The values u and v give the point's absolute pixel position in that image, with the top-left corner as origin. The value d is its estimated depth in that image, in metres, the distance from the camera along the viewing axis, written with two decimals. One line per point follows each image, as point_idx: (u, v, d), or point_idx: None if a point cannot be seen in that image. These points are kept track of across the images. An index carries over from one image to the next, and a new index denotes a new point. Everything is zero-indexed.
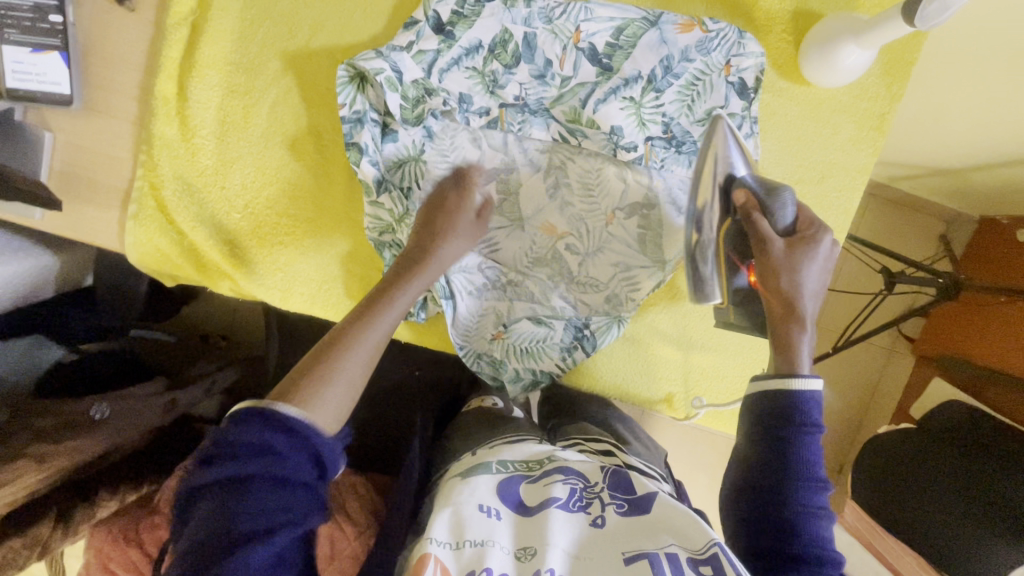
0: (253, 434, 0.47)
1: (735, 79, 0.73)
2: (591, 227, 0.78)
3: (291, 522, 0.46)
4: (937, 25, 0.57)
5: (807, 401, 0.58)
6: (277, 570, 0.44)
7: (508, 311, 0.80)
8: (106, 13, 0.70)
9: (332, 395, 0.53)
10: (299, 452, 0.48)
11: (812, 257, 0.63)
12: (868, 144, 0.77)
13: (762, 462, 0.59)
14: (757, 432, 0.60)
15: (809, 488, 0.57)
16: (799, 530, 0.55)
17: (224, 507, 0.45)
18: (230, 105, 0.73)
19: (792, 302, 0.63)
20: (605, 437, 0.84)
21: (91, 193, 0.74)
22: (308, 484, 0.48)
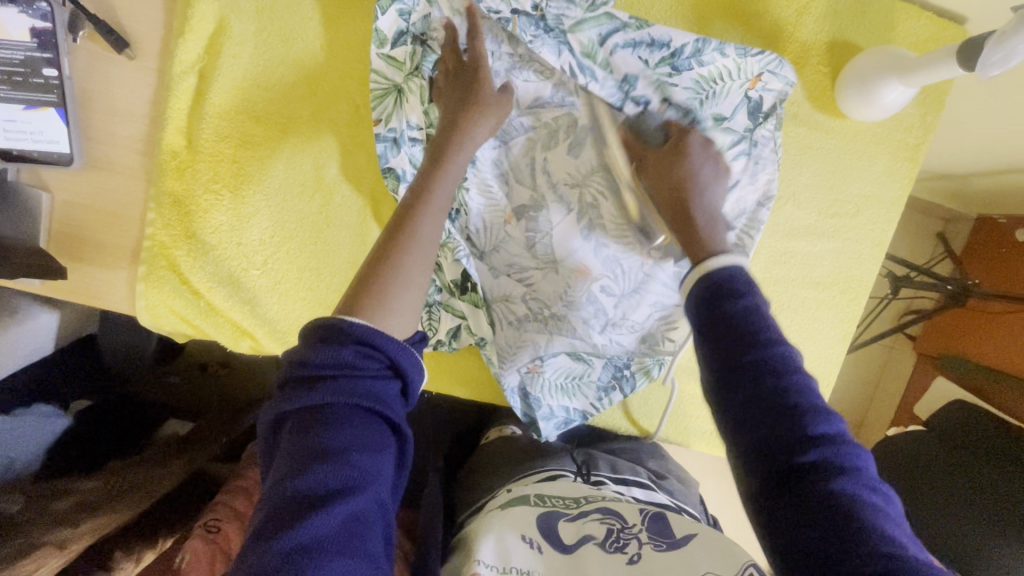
0: (333, 353, 0.47)
1: (756, 95, 0.70)
2: (627, 268, 0.74)
3: (370, 449, 0.46)
4: (994, 75, 0.55)
5: (727, 275, 0.56)
6: (356, 527, 0.42)
7: (547, 344, 0.76)
8: (105, 64, 0.65)
9: (402, 309, 0.53)
10: (376, 361, 0.49)
11: (691, 149, 0.67)
12: (903, 176, 0.76)
13: (733, 368, 0.50)
14: (708, 342, 0.53)
15: (780, 354, 0.49)
16: (801, 411, 0.46)
17: (309, 436, 0.45)
18: (243, 157, 0.68)
19: (676, 184, 0.66)
20: (638, 478, 0.81)
21: (96, 254, 0.69)
22: (390, 406, 0.49)
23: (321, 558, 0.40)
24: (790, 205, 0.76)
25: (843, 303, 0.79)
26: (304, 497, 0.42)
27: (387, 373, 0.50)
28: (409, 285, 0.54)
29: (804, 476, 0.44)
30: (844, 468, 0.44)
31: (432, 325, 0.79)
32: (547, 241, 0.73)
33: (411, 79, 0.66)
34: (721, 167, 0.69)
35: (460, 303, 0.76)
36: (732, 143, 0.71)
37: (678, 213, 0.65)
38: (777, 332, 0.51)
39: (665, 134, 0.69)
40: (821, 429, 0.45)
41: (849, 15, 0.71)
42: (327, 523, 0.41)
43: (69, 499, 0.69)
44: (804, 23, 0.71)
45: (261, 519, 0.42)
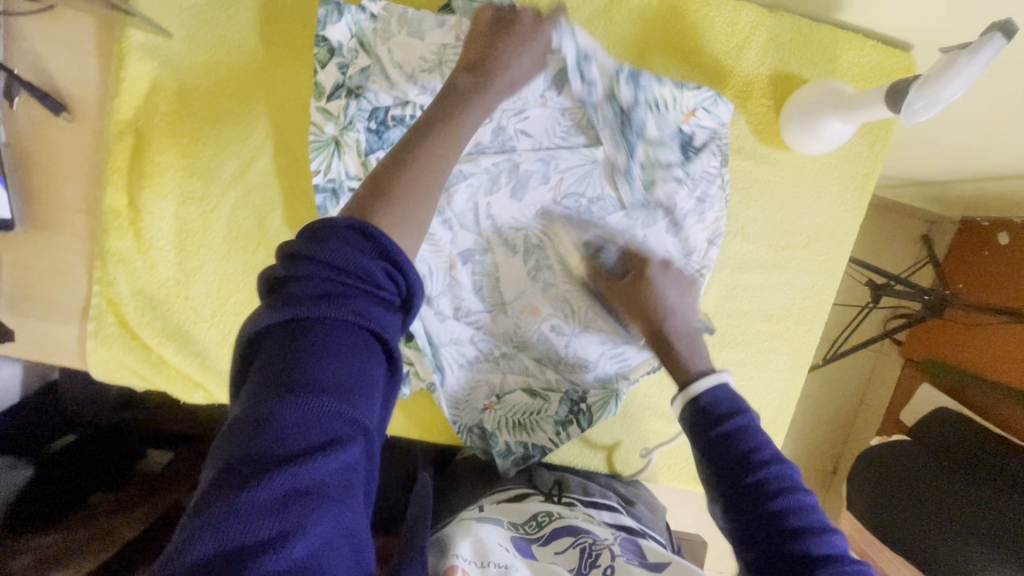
0: (344, 259, 0.41)
1: (689, 130, 0.70)
2: (575, 307, 0.74)
3: (375, 386, 0.41)
4: (921, 120, 0.55)
5: (720, 391, 0.56)
6: (353, 475, 0.39)
7: (501, 383, 0.76)
8: (44, 126, 0.65)
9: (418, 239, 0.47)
10: (392, 283, 0.44)
11: (654, 281, 0.68)
12: (855, 207, 0.75)
13: (733, 493, 0.51)
14: (708, 460, 0.54)
15: (780, 475, 0.50)
16: (806, 539, 0.47)
17: (301, 360, 0.39)
18: (187, 213, 0.69)
19: (647, 311, 0.67)
20: (607, 501, 0.77)
21: (46, 311, 0.69)
22: (394, 340, 0.43)
23: (316, 508, 0.36)
24: (739, 239, 0.76)
25: (799, 334, 0.78)
26: (295, 435, 0.37)
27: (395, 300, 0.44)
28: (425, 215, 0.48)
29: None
30: None
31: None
32: (495, 283, 0.74)
33: (346, 133, 0.65)
34: (686, 282, 0.71)
35: (409, 348, 0.72)
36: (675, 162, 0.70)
37: (659, 345, 0.66)
38: (775, 451, 0.52)
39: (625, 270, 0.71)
40: (827, 549, 0.46)
41: (790, 47, 0.70)
42: (325, 470, 0.37)
43: (26, 558, 0.69)
44: (745, 57, 0.71)
45: (237, 451, 0.37)
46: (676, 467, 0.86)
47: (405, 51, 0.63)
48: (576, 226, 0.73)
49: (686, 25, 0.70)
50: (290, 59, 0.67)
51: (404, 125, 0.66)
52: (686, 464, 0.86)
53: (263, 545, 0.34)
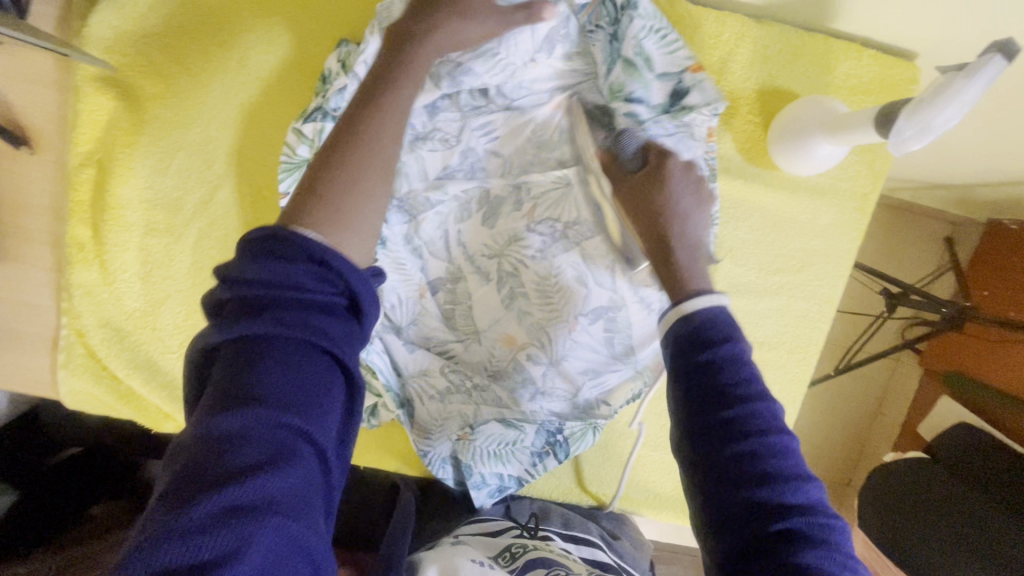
0: (275, 268, 0.38)
1: (687, 83, 0.62)
2: (553, 335, 0.69)
3: (321, 399, 0.38)
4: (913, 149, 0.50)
5: (718, 313, 0.47)
6: (304, 491, 0.35)
7: (474, 413, 0.71)
8: (5, 160, 0.64)
9: (364, 225, 0.43)
10: (330, 288, 0.39)
11: (669, 175, 0.59)
12: (852, 229, 0.70)
13: (697, 426, 0.44)
14: (680, 390, 0.46)
15: (759, 412, 0.43)
16: (771, 483, 0.41)
17: (241, 374, 0.36)
18: (151, 244, 0.67)
19: (656, 215, 0.58)
20: (588, 535, 0.75)
21: (17, 344, 0.69)
22: (343, 347, 0.39)
23: (264, 524, 0.33)
24: (728, 265, 0.71)
25: (792, 364, 0.73)
26: (236, 450, 0.34)
27: (342, 304, 0.40)
28: (368, 193, 0.44)
29: (767, 545, 0.39)
30: (820, 544, 0.38)
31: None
32: (467, 311, 0.70)
33: None
34: (706, 195, 0.60)
35: (378, 382, 0.68)
36: (642, 107, 0.62)
37: (659, 261, 0.57)
38: (763, 388, 0.45)
39: (642, 162, 0.61)
40: (792, 496, 0.40)
41: (779, 59, 0.65)
42: (269, 485, 0.34)
43: None
44: (730, 71, 0.66)
45: (175, 474, 0.34)
46: (662, 499, 0.82)
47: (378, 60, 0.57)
48: (559, 264, 0.68)
49: None
50: (248, 84, 0.65)
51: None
52: (674, 495, 0.82)
53: (205, 567, 0.31)
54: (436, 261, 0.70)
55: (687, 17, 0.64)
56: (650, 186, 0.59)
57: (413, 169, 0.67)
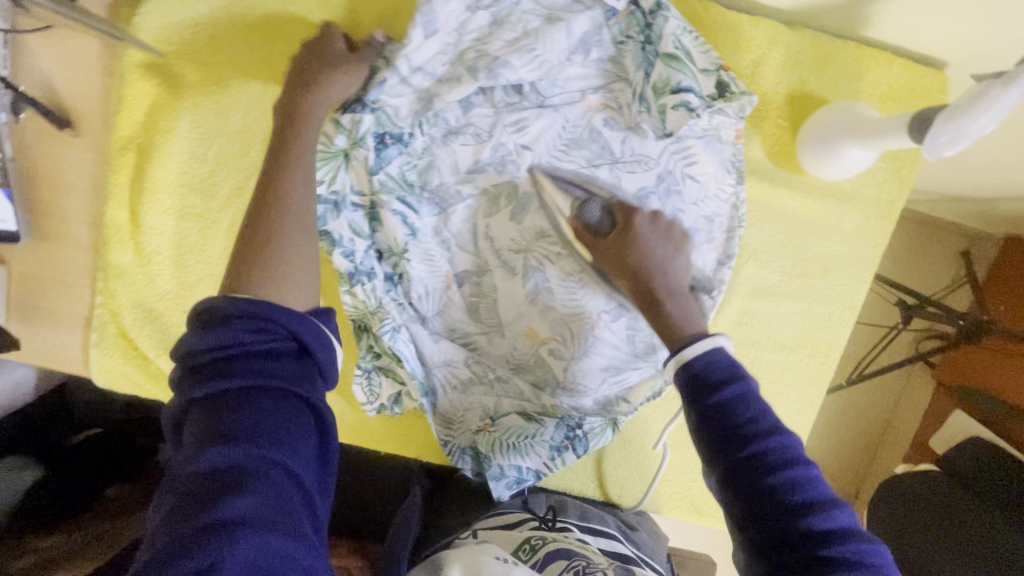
0: (224, 333, 0.45)
1: (722, 79, 0.61)
2: (575, 331, 0.70)
3: (281, 427, 0.43)
4: (948, 153, 0.50)
5: (721, 356, 0.49)
6: (278, 506, 0.40)
7: (496, 406, 0.73)
8: (49, 142, 0.66)
9: (300, 275, 0.51)
10: (271, 339, 0.46)
11: (640, 231, 0.60)
12: (877, 235, 0.70)
13: (727, 465, 0.45)
14: (698, 432, 0.48)
15: (780, 445, 0.45)
16: (809, 512, 0.42)
17: (207, 420, 0.42)
18: (186, 228, 0.69)
19: (633, 273, 0.59)
20: (606, 528, 0.75)
21: (51, 321, 0.71)
22: (294, 383, 0.45)
23: (238, 538, 0.38)
24: (752, 267, 0.71)
25: (812, 368, 0.74)
26: (209, 481, 0.39)
27: (286, 349, 0.47)
28: (295, 247, 0.52)
29: (807, 575, 0.41)
30: (863, 568, 0.40)
31: (371, 391, 0.72)
32: (492, 305, 0.71)
33: (356, 148, 0.61)
34: (679, 237, 0.61)
35: (404, 369, 0.68)
36: (694, 95, 0.60)
37: (646, 303, 0.59)
38: (777, 421, 0.46)
39: (611, 221, 0.62)
40: (824, 523, 0.42)
41: (810, 65, 0.66)
42: (239, 504, 0.39)
43: (31, 556, 0.70)
44: (762, 74, 0.67)
45: (165, 512, 0.39)
46: (678, 499, 0.83)
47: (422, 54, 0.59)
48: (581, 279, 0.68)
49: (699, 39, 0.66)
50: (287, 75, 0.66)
51: (403, 143, 0.64)
52: (691, 494, 0.82)
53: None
54: (463, 255, 0.70)
55: (722, 21, 0.65)
56: (618, 245, 0.61)
57: (445, 163, 0.68)
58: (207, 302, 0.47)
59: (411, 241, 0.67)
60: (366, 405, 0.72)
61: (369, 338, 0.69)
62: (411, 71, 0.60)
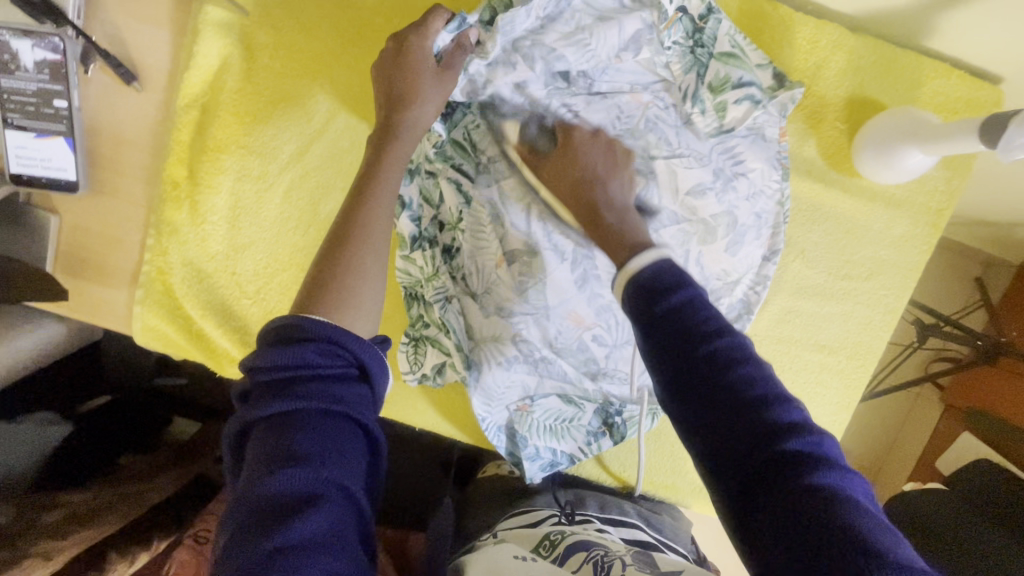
0: (295, 355, 0.45)
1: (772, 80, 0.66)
2: (620, 319, 0.68)
3: (343, 450, 0.43)
4: (1020, 155, 0.51)
5: (664, 264, 0.45)
6: (342, 532, 0.40)
7: (536, 386, 0.73)
8: (114, 95, 0.66)
9: (365, 300, 0.54)
10: (339, 362, 0.47)
11: (578, 143, 0.61)
12: (923, 243, 0.71)
13: (681, 370, 0.41)
14: (649, 345, 0.43)
15: (727, 338, 0.41)
16: (766, 407, 0.39)
17: (273, 442, 0.42)
18: (242, 190, 0.69)
19: (571, 184, 0.59)
20: (627, 517, 0.76)
21: (97, 276, 0.70)
22: (356, 408, 0.45)
23: (304, 563, 0.37)
24: (800, 267, 0.72)
25: (850, 369, 0.74)
26: (278, 504, 0.39)
27: (350, 373, 0.47)
28: (360, 271, 0.54)
29: (775, 475, 0.37)
30: (823, 460, 0.37)
31: (416, 360, 0.76)
32: (540, 287, 0.67)
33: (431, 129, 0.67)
34: (620, 154, 0.61)
35: (449, 339, 0.73)
36: (755, 89, 0.65)
37: (585, 217, 0.58)
38: (726, 321, 0.43)
39: (550, 136, 0.63)
40: (785, 418, 0.38)
41: (871, 71, 0.67)
42: (308, 526, 0.38)
43: (59, 512, 0.72)
44: (823, 77, 0.68)
45: (232, 534, 0.39)
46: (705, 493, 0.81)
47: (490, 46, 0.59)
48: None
49: (767, 35, 0.67)
50: (359, 48, 0.66)
51: (464, 107, 0.67)
52: None
53: None
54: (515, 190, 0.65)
55: (785, 21, 0.66)
56: (557, 156, 0.61)
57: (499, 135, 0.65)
58: (278, 323, 0.48)
59: (467, 210, 0.68)
60: (408, 373, 0.76)
61: (419, 307, 0.74)
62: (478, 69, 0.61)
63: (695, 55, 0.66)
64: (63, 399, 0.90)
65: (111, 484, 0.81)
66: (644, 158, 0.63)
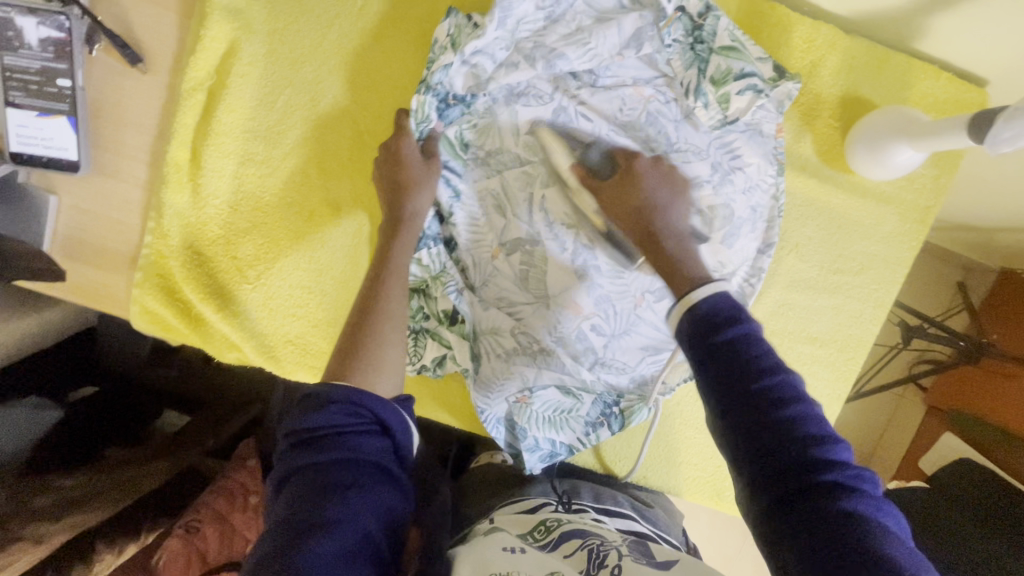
0: (321, 416, 0.48)
1: (773, 74, 0.66)
2: (619, 309, 0.67)
3: (366, 493, 0.46)
4: (1005, 150, 0.53)
5: (725, 299, 0.47)
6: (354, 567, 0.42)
7: (534, 376, 0.72)
8: (119, 76, 0.66)
9: (389, 362, 0.58)
10: (366, 420, 0.50)
11: (642, 174, 0.61)
12: (912, 239, 0.74)
13: (734, 403, 0.43)
14: (705, 375, 0.45)
15: (781, 377, 0.43)
16: (814, 445, 0.41)
17: (301, 492, 0.45)
18: (245, 174, 0.69)
19: (634, 216, 0.60)
20: (620, 508, 0.76)
21: (95, 259, 0.70)
22: (380, 460, 0.48)
23: None
24: (794, 260, 0.74)
25: (841, 361, 0.76)
26: (297, 536, 0.42)
27: (376, 430, 0.50)
28: (383, 331, 0.59)
29: (809, 504, 0.39)
30: (859, 495, 0.39)
31: (415, 352, 0.76)
32: (541, 275, 0.67)
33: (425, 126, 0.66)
34: (679, 184, 0.62)
35: (449, 332, 0.73)
36: (757, 78, 0.64)
37: (642, 244, 0.59)
38: (779, 359, 0.44)
39: (613, 167, 0.63)
40: (826, 455, 0.40)
41: (865, 70, 0.70)
42: (322, 558, 0.41)
43: (49, 496, 0.71)
44: (819, 75, 0.70)
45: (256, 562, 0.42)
46: (699, 485, 0.81)
47: (483, 41, 0.61)
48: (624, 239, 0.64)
49: (766, 34, 0.69)
50: (371, 39, 0.67)
51: (465, 104, 0.67)
52: (713, 482, 0.81)
53: None
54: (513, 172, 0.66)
55: (783, 20, 0.68)
56: (619, 183, 0.61)
57: (504, 124, 0.66)
58: (313, 387, 0.51)
59: (455, 204, 0.69)
60: (408, 364, 0.76)
61: (420, 299, 0.74)
62: (474, 55, 0.62)
63: (694, 51, 0.66)
64: (49, 388, 0.89)
65: (100, 472, 0.79)
66: (645, 149, 0.65)
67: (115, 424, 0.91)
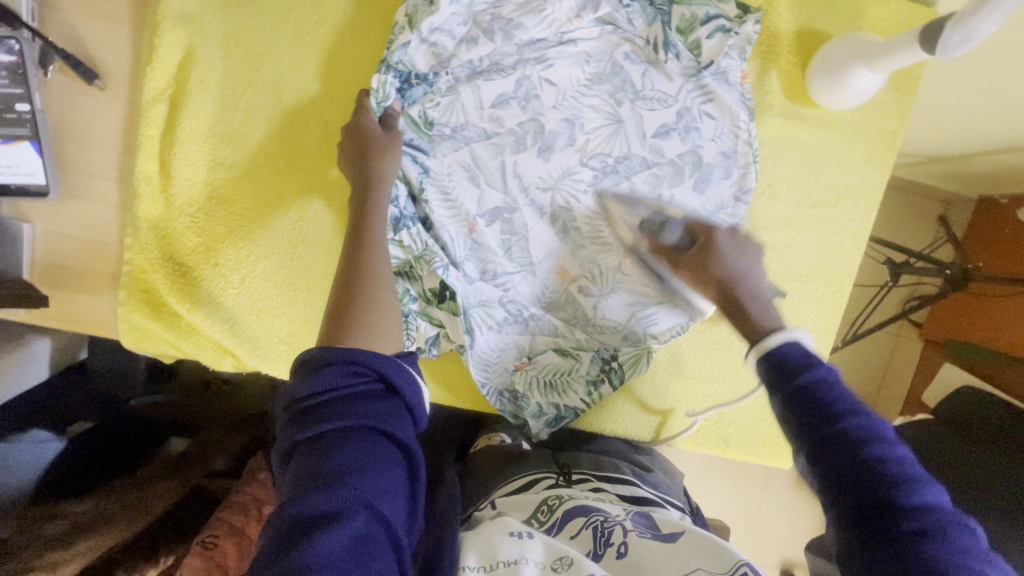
0: (321, 380, 0.49)
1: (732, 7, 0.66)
2: (603, 269, 0.71)
3: (371, 462, 0.46)
4: (956, 55, 0.54)
5: (799, 349, 0.50)
6: (365, 549, 0.42)
7: (530, 344, 0.74)
8: (77, 95, 0.66)
9: (380, 324, 0.56)
10: (368, 377, 0.50)
11: (720, 247, 0.62)
12: (883, 163, 0.74)
13: (815, 444, 0.44)
14: (787, 414, 0.46)
15: (859, 420, 0.43)
16: (895, 488, 0.39)
17: (310, 463, 0.45)
18: (217, 178, 0.69)
19: (717, 290, 0.61)
20: (620, 474, 0.74)
21: (76, 284, 0.70)
22: (385, 421, 0.49)
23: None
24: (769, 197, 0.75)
25: (827, 293, 0.77)
26: (301, 523, 0.42)
27: (378, 387, 0.51)
28: (373, 297, 0.57)
29: (895, 543, 0.38)
30: (949, 541, 0.37)
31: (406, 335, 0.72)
32: (524, 243, 0.71)
33: (386, 105, 0.65)
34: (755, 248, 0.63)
35: (439, 310, 0.71)
36: (723, 19, 0.65)
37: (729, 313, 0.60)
38: (859, 405, 0.45)
39: (692, 239, 0.65)
40: (915, 500, 0.39)
41: (815, 4, 0.71)
42: (327, 543, 0.41)
43: (62, 523, 0.72)
44: (770, 15, 0.71)
45: (267, 541, 0.42)
46: (704, 436, 0.81)
47: (441, 15, 0.62)
48: (602, 187, 0.70)
49: None
50: (325, 28, 0.67)
51: (427, 83, 0.67)
52: (718, 432, 0.81)
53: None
54: (484, 143, 0.69)
55: None
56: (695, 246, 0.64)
57: (469, 101, 0.67)
58: (312, 351, 0.51)
59: (425, 180, 0.69)
60: None
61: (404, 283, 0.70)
62: (432, 32, 0.62)
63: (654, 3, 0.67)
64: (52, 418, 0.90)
65: (103, 496, 0.78)
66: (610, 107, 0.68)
67: (113, 447, 0.91)
